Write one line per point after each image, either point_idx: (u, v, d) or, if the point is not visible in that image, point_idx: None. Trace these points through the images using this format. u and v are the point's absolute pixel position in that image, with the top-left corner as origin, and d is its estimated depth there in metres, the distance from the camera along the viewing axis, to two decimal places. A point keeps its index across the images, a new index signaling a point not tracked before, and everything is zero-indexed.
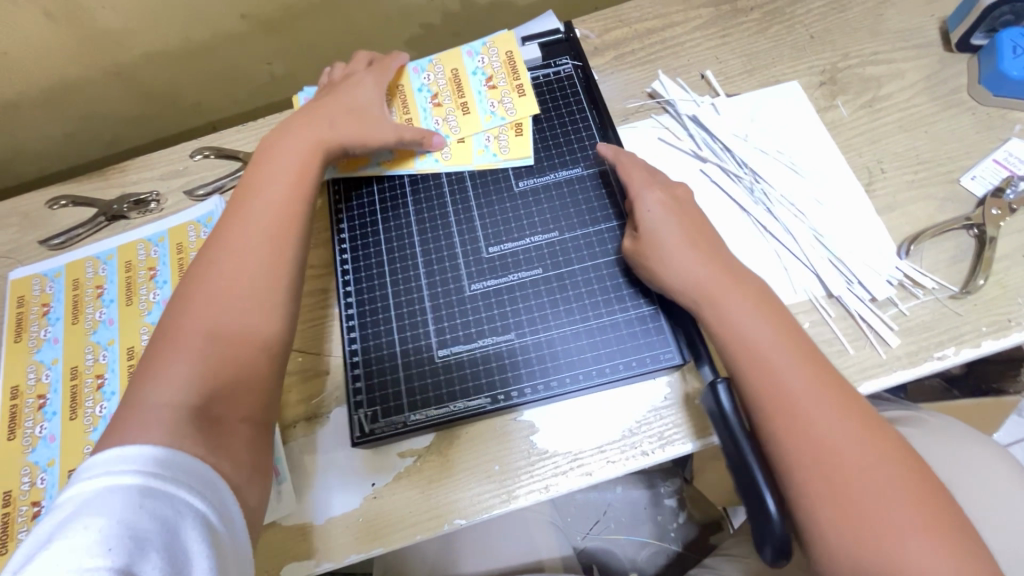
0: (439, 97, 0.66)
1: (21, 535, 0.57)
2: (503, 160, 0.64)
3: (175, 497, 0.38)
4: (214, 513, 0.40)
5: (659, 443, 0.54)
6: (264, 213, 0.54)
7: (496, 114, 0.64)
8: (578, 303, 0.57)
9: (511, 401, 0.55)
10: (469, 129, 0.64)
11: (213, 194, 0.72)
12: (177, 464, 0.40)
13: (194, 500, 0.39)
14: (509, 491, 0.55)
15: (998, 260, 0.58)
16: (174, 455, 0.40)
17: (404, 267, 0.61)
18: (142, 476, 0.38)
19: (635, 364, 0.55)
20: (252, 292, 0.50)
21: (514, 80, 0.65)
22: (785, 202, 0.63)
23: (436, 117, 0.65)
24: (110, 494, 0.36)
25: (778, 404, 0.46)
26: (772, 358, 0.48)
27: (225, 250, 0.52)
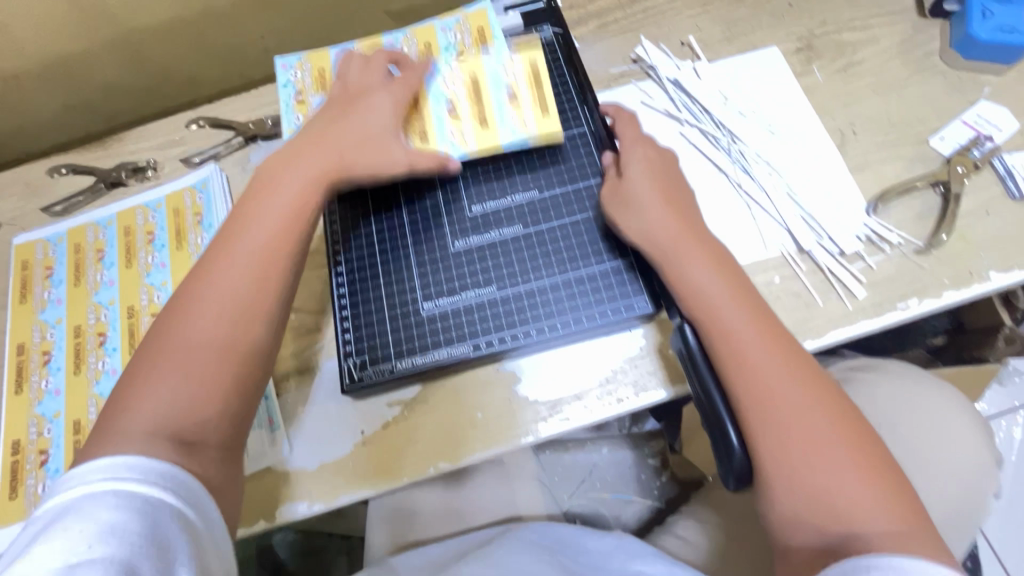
0: (456, 98, 0.62)
1: (30, 480, 0.60)
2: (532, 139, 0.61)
3: (152, 496, 0.40)
4: (192, 510, 0.42)
5: (634, 391, 0.57)
6: (253, 246, 0.51)
7: (515, 131, 0.61)
8: (559, 256, 0.60)
9: (493, 348, 0.57)
10: (486, 146, 0.61)
11: (208, 161, 0.75)
12: (149, 465, 0.41)
13: (172, 496, 0.41)
14: (491, 437, 0.58)
15: (962, 216, 0.60)
16: (153, 459, 0.42)
17: (388, 225, 0.63)
18: (117, 479, 0.40)
19: (611, 313, 0.57)
20: (235, 313, 0.49)
21: (537, 97, 0.61)
22: (761, 161, 0.65)
23: (450, 127, 0.61)
24: (89, 497, 0.39)
25: (736, 355, 0.48)
26: (732, 313, 0.50)
27: (213, 268, 0.50)
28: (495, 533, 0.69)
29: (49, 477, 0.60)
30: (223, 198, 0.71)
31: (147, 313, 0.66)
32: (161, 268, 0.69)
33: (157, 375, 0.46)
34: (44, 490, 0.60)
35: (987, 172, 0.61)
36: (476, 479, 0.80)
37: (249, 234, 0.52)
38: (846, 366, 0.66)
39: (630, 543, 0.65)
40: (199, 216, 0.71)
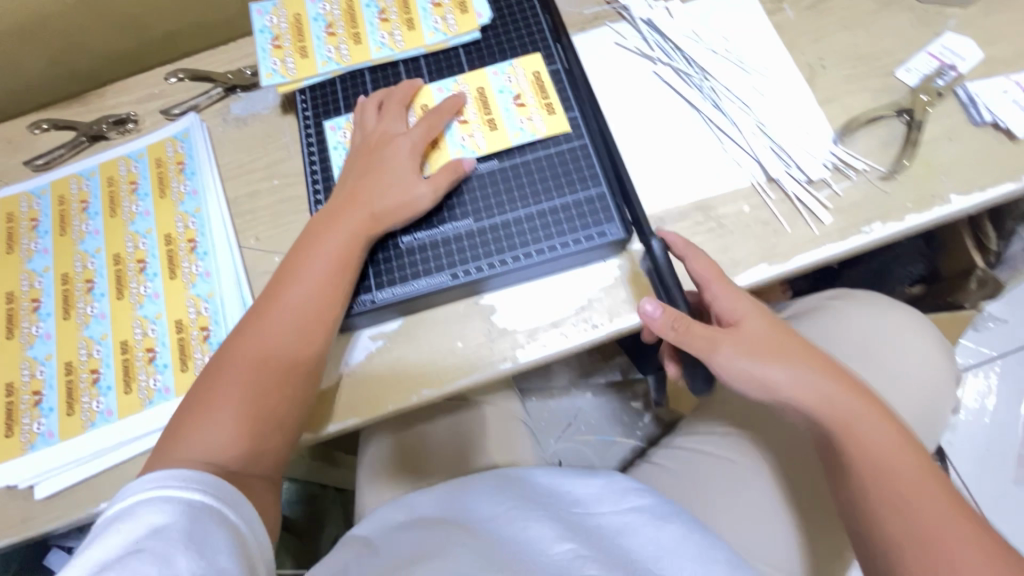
0: (465, 116, 0.64)
1: (25, 419, 0.62)
2: (543, 139, 0.63)
3: (192, 500, 0.46)
4: (228, 509, 0.48)
5: (609, 316, 0.59)
6: (299, 308, 0.55)
7: (526, 130, 0.63)
8: (532, 186, 0.62)
9: (470, 276, 0.59)
10: (498, 147, 0.63)
11: (188, 112, 0.75)
12: (203, 476, 0.48)
13: (209, 499, 0.47)
14: (472, 365, 0.60)
15: (925, 143, 0.62)
16: (197, 471, 0.48)
17: None
18: (161, 486, 0.46)
19: (584, 240, 0.59)
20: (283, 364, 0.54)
21: (542, 98, 0.64)
22: (732, 96, 0.66)
23: (461, 134, 0.63)
24: (155, 496, 0.45)
25: (860, 451, 0.50)
26: (858, 420, 0.51)
27: (264, 315, 0.56)
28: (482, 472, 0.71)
29: (44, 415, 0.62)
30: (204, 147, 0.72)
31: (133, 259, 0.68)
32: (146, 216, 0.70)
33: (213, 415, 0.52)
34: (39, 428, 0.61)
35: (949, 101, 0.63)
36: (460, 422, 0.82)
37: (293, 291, 0.56)
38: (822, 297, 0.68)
39: (617, 482, 0.66)
40: (181, 165, 0.72)
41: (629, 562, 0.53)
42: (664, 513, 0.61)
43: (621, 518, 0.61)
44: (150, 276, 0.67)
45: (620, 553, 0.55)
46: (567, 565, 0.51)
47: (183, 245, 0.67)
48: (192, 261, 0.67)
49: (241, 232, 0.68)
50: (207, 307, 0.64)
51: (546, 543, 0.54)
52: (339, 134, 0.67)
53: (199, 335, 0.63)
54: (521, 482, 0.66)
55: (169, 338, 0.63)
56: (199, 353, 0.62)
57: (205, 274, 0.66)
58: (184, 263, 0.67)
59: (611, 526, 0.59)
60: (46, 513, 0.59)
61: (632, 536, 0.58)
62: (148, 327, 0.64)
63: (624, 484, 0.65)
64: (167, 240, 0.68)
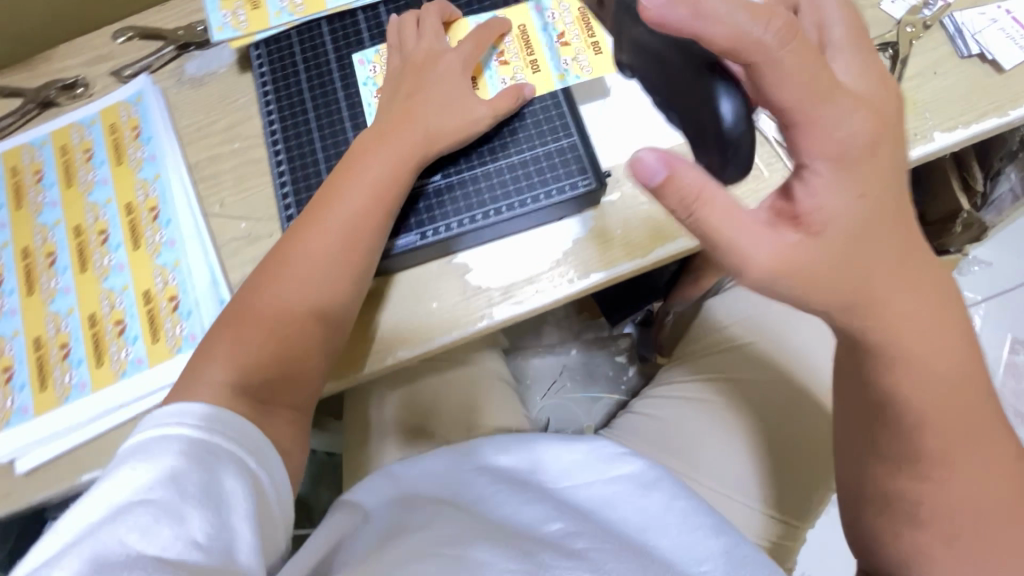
0: (507, 54, 0.63)
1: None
2: (528, 119, 0.60)
3: (210, 444, 0.46)
4: (246, 455, 0.48)
5: (583, 270, 0.58)
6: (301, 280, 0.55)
7: (570, 72, 0.61)
8: (500, 141, 0.60)
9: (440, 235, 0.58)
10: (541, 89, 0.61)
11: (140, 73, 0.71)
12: (221, 422, 0.48)
13: (227, 445, 0.47)
14: (446, 325, 0.59)
15: (908, 79, 0.59)
16: (220, 414, 0.49)
17: (330, 123, 0.63)
18: (183, 428, 0.46)
19: (555, 193, 0.58)
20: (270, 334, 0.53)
21: (588, 37, 0.61)
22: None
23: (503, 75, 0.62)
24: (168, 442, 0.45)
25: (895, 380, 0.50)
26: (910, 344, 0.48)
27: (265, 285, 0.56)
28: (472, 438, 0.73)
29: (16, 391, 0.61)
30: (159, 111, 0.69)
31: (94, 231, 0.65)
32: (104, 185, 0.67)
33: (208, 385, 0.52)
34: (12, 404, 0.61)
35: (936, 32, 0.60)
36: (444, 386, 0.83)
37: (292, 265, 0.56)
38: None
39: (602, 448, 0.69)
40: (136, 129, 0.68)
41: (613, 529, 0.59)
42: (652, 478, 0.65)
43: (607, 488, 0.66)
44: (113, 248, 0.65)
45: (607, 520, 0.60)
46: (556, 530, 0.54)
47: (145, 214, 0.65)
48: (155, 230, 0.64)
49: (205, 198, 0.66)
50: (174, 277, 0.62)
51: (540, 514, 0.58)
52: (367, 69, 0.64)
53: (168, 305, 0.62)
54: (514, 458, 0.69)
55: (138, 309, 0.62)
56: (169, 323, 0.61)
57: (169, 243, 0.64)
58: (147, 232, 0.64)
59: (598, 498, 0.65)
60: (25, 487, 0.58)
61: (616, 506, 0.63)
62: (115, 299, 0.63)
63: (608, 449, 0.69)
64: (128, 209, 0.66)
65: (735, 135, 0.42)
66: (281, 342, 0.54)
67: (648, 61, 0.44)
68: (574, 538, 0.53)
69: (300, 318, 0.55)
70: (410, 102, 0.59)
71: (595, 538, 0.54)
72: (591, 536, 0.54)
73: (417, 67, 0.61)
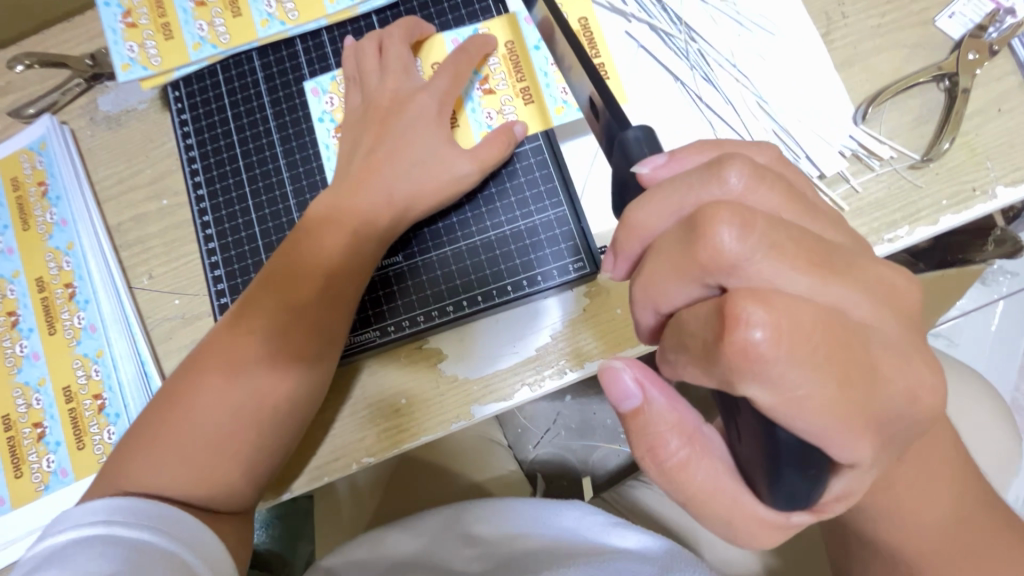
0: (492, 81, 0.51)
1: None
2: (509, 188, 0.51)
3: (138, 540, 0.38)
4: (185, 549, 0.39)
5: (577, 360, 0.49)
6: (235, 392, 0.45)
7: (571, 104, 0.50)
8: (472, 213, 0.51)
9: (403, 331, 0.50)
10: (537, 126, 0.50)
11: (44, 112, 0.59)
12: (147, 510, 0.39)
13: (159, 540, 0.38)
14: (416, 426, 0.50)
15: (968, 118, 0.49)
16: (150, 504, 0.40)
17: (266, 188, 0.54)
18: (104, 524, 0.38)
19: (540, 279, 0.49)
20: (200, 458, 0.43)
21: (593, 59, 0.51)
22: (726, 62, 0.52)
23: (488, 109, 0.51)
24: (77, 544, 0.37)
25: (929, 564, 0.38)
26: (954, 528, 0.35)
27: (194, 393, 0.45)
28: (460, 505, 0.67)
29: None
30: (66, 161, 0.57)
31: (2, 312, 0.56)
32: (9, 256, 0.57)
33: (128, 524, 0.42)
34: None
35: (1002, 57, 0.49)
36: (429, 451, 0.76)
37: (224, 369, 0.45)
38: None
39: (594, 516, 0.61)
40: (43, 185, 0.58)
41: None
42: (665, 556, 0.56)
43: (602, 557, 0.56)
44: (24, 332, 0.55)
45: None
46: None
47: (60, 292, 0.55)
48: (72, 312, 0.55)
49: (129, 269, 0.56)
50: (97, 370, 0.54)
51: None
52: (323, 101, 0.54)
53: (93, 405, 0.53)
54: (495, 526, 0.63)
55: (58, 409, 0.53)
56: (95, 428, 0.52)
57: (90, 328, 0.54)
58: (64, 314, 0.55)
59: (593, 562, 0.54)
60: None
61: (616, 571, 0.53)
62: (31, 397, 0.54)
63: (600, 517, 0.61)
64: (40, 285, 0.56)
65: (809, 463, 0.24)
66: (213, 471, 0.43)
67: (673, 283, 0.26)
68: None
69: (252, 428, 0.44)
70: (366, 162, 0.49)
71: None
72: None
73: (372, 117, 0.51)
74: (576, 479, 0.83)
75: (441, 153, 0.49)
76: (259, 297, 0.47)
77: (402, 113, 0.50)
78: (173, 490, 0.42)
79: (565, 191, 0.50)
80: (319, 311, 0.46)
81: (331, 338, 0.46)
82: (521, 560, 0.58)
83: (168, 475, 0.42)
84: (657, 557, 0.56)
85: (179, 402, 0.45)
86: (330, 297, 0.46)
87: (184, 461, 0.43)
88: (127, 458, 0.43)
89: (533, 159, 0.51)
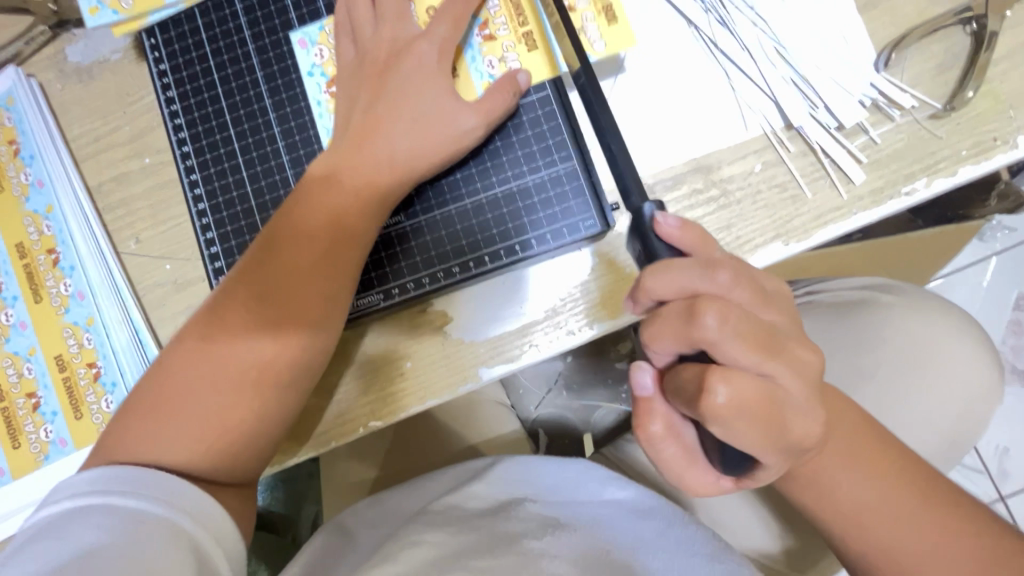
0: (492, 26, 0.48)
1: None
2: (516, 142, 0.48)
3: (135, 508, 0.38)
4: (184, 517, 0.39)
5: (586, 321, 0.48)
6: (234, 362, 0.43)
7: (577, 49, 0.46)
8: (477, 168, 0.48)
9: (408, 294, 0.49)
10: (543, 73, 0.47)
11: (7, 62, 0.55)
12: (142, 477, 0.39)
13: (159, 507, 0.38)
14: (423, 390, 0.49)
15: (993, 64, 0.47)
16: (149, 473, 0.40)
17: (256, 144, 0.51)
18: (104, 495, 0.38)
19: (550, 238, 0.48)
20: (203, 428, 0.42)
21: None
22: (743, 3, 0.49)
23: (489, 57, 0.48)
24: (74, 513, 0.37)
25: None
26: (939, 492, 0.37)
27: (193, 362, 0.43)
28: (469, 467, 0.68)
29: None
30: (37, 117, 0.54)
31: None
32: None
33: None
34: None
35: None
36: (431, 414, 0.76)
37: (222, 339, 0.43)
38: (863, 288, 0.56)
39: (595, 470, 0.63)
40: (14, 143, 0.54)
41: (602, 555, 0.50)
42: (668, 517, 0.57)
43: (601, 510, 0.58)
44: (9, 301, 0.53)
45: (594, 543, 0.52)
46: (527, 553, 0.49)
47: (43, 258, 0.53)
48: (58, 278, 0.52)
49: (115, 234, 0.53)
50: (89, 338, 0.52)
51: (516, 535, 0.52)
52: (312, 54, 0.51)
53: (88, 373, 0.51)
54: (499, 476, 0.63)
55: (51, 379, 0.52)
56: (91, 397, 0.51)
57: (78, 295, 0.52)
58: (48, 281, 0.52)
59: (589, 517, 0.56)
60: None
61: (608, 527, 0.55)
62: (22, 367, 0.52)
63: (605, 472, 0.63)
64: (20, 251, 0.53)
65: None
66: (216, 440, 0.43)
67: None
68: (544, 563, 0.48)
69: (256, 396, 0.43)
70: (362, 118, 0.47)
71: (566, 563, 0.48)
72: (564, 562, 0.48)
73: (368, 68, 0.47)
74: (577, 437, 0.84)
75: (443, 105, 0.46)
76: (257, 263, 0.45)
77: (399, 63, 0.47)
78: (177, 460, 0.42)
79: (575, 143, 0.47)
80: (322, 274, 0.44)
81: (336, 301, 0.45)
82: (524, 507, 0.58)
83: (179, 445, 0.42)
84: (660, 514, 0.58)
85: (176, 373, 0.43)
86: (333, 259, 0.44)
87: (193, 432, 0.42)
88: (127, 429, 0.42)
89: (543, 110, 0.48)
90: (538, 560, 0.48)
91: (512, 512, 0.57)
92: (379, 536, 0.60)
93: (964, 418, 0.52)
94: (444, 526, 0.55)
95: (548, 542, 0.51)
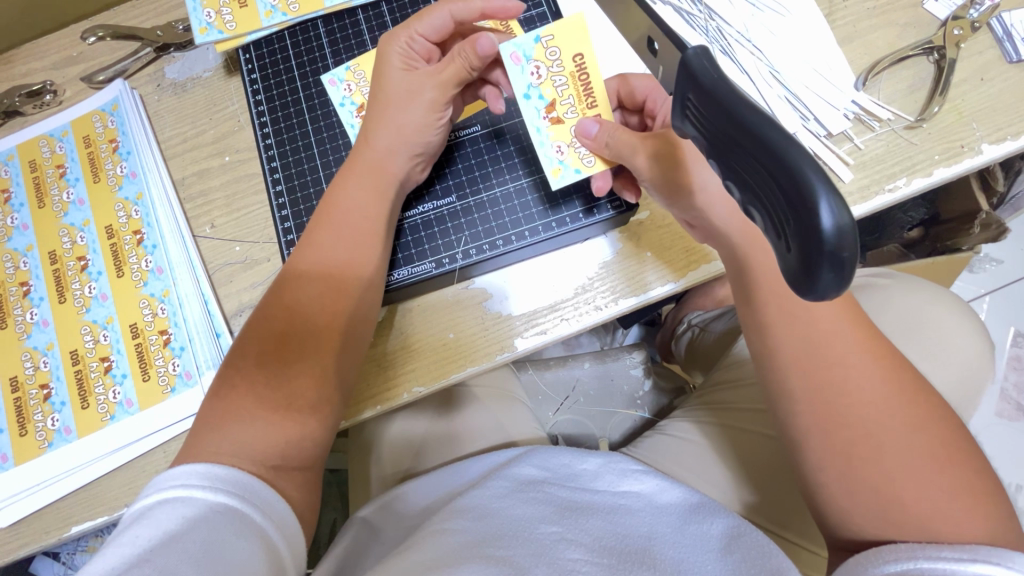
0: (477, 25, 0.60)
1: (37, 417, 0.56)
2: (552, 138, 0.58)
3: (213, 502, 0.39)
4: (254, 510, 0.41)
5: (612, 298, 0.54)
6: (307, 315, 0.48)
7: (567, 165, 0.53)
8: (518, 159, 0.58)
9: (456, 263, 0.56)
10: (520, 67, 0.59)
11: (115, 77, 0.64)
12: (219, 474, 0.41)
13: (233, 502, 0.40)
14: (465, 357, 0.54)
15: (955, 86, 0.55)
16: (223, 469, 0.41)
17: (329, 137, 0.60)
18: (185, 486, 0.39)
19: (581, 216, 0.56)
20: (263, 378, 0.45)
21: (586, 107, 0.52)
22: (741, 38, 0.59)
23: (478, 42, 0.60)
24: (159, 505, 0.39)
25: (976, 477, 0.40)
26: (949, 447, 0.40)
27: (269, 313, 0.48)
28: (493, 459, 0.63)
29: None
30: (137, 119, 0.62)
31: (71, 257, 0.60)
32: (80, 206, 0.61)
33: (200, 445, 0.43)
34: None
35: (983, 34, 0.57)
36: (444, 415, 0.73)
37: (298, 295, 0.48)
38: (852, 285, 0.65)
39: (618, 462, 0.58)
40: (114, 142, 0.63)
41: (620, 546, 0.45)
42: (695, 501, 0.53)
43: (617, 500, 0.53)
44: (94, 275, 0.59)
45: (615, 535, 0.46)
46: (548, 549, 0.44)
47: (128, 238, 0.60)
48: (140, 256, 0.59)
49: (193, 219, 0.60)
50: (163, 308, 0.57)
51: (530, 524, 0.47)
52: (342, 88, 0.60)
53: (158, 339, 0.57)
54: (511, 470, 0.57)
55: (124, 344, 0.57)
56: (159, 360, 0.56)
57: (157, 270, 0.59)
58: (131, 258, 0.59)
59: (607, 504, 0.51)
60: (11, 541, 0.53)
61: (625, 515, 0.50)
62: (99, 334, 0.57)
63: (626, 464, 0.58)
64: (108, 233, 0.60)
65: (842, 255, 0.26)
66: (281, 391, 0.45)
67: (712, 128, 0.32)
68: (573, 563, 0.42)
69: (320, 351, 0.47)
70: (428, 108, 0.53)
71: (592, 560, 0.43)
72: (589, 559, 0.43)
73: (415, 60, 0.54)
74: (594, 444, 0.83)
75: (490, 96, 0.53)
76: (320, 228, 0.50)
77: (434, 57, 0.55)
78: (244, 413, 0.44)
79: None
80: (329, 317, 0.48)
81: (370, 308, 0.50)
82: (550, 481, 0.55)
83: (241, 399, 0.45)
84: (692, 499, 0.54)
85: (257, 324, 0.48)
86: (333, 307, 0.48)
87: (251, 390, 0.45)
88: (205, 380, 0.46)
89: None
90: (563, 558, 0.42)
91: (529, 490, 0.53)
92: (407, 525, 0.58)
93: (951, 396, 0.59)
94: (470, 517, 0.49)
95: (562, 533, 0.46)
